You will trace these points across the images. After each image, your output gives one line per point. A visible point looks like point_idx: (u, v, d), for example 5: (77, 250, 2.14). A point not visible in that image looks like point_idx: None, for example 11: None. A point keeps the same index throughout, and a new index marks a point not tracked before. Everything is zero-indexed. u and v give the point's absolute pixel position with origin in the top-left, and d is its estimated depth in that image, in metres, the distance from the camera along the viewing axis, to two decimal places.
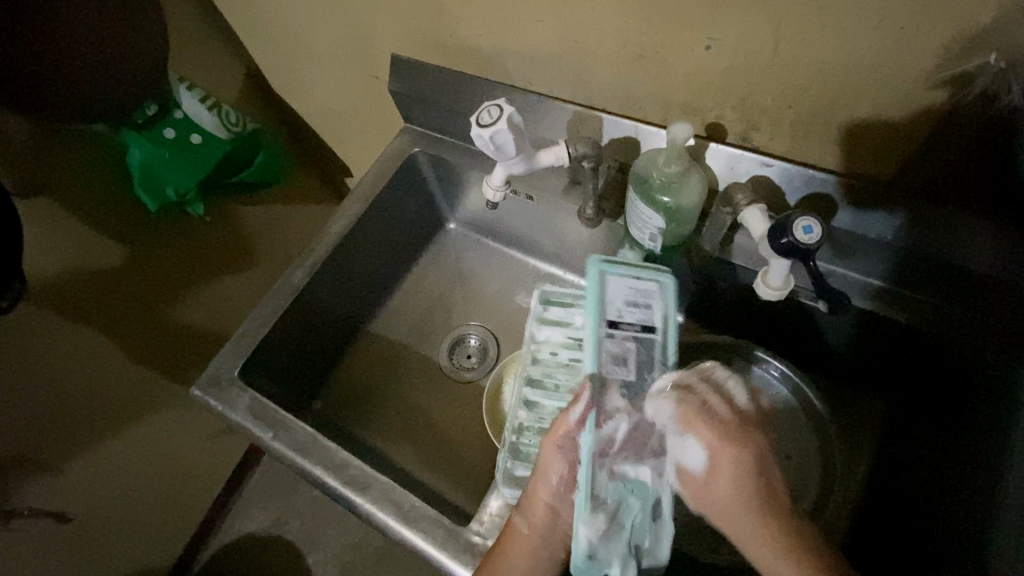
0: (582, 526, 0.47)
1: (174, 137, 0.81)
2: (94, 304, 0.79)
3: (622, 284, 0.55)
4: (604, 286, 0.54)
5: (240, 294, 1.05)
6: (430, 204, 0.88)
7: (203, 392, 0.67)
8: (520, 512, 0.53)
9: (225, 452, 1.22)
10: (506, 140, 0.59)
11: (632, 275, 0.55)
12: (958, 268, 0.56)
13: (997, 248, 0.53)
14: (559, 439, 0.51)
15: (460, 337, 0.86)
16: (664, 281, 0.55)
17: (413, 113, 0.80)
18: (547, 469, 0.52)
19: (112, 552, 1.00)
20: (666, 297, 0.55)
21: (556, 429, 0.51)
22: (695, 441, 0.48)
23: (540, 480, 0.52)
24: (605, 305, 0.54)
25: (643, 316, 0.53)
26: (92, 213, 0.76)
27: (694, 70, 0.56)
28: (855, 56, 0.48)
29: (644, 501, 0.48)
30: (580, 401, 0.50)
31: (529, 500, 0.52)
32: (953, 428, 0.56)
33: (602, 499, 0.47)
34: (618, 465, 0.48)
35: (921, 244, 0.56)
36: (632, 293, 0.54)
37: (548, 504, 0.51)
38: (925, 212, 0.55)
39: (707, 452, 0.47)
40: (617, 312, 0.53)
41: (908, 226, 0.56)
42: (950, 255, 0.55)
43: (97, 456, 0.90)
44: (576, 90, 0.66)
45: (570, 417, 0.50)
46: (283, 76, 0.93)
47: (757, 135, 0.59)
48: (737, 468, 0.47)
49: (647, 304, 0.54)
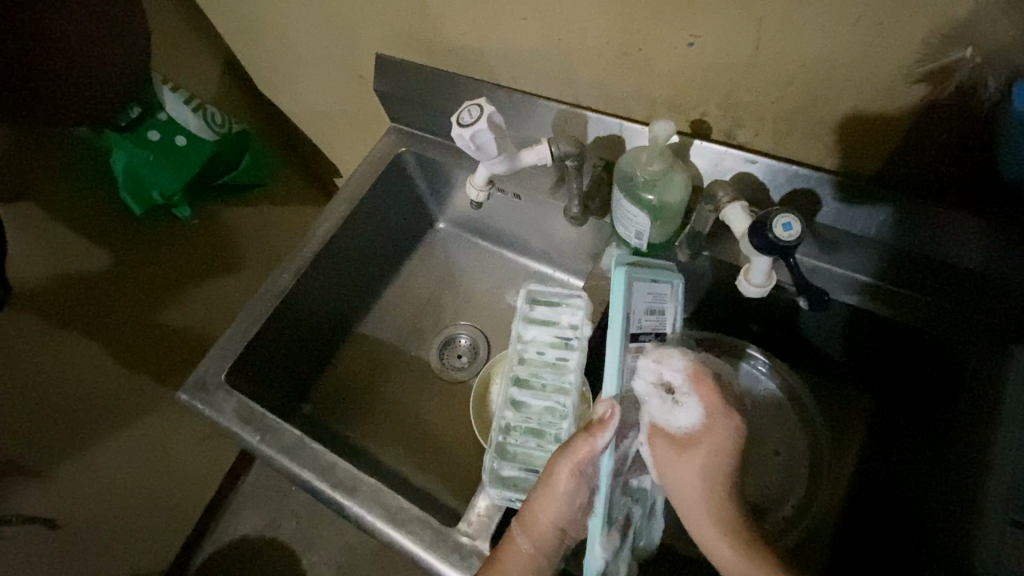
0: (599, 547, 0.44)
1: (159, 140, 0.82)
2: (84, 313, 0.79)
3: (643, 290, 0.51)
4: (631, 292, 0.49)
5: (227, 297, 1.04)
6: (418, 204, 0.87)
7: (190, 396, 0.66)
8: (522, 529, 0.50)
9: (218, 454, 1.22)
10: (487, 140, 0.58)
11: (648, 279, 0.52)
12: (944, 261, 0.56)
13: (985, 238, 0.53)
14: (581, 466, 0.46)
15: (449, 337, 0.86)
16: (673, 283, 0.56)
17: (399, 112, 0.80)
18: (559, 491, 0.47)
19: (105, 556, 1.00)
20: (673, 301, 0.56)
21: (577, 451, 0.46)
22: (699, 401, 0.50)
23: (550, 502, 0.48)
24: (631, 314, 0.48)
25: (656, 323, 0.53)
26: (71, 215, 0.74)
27: (678, 67, 0.56)
28: (836, 52, 0.48)
29: (644, 506, 0.52)
30: (609, 428, 0.45)
31: (535, 519, 0.49)
32: (939, 421, 0.56)
33: (614, 516, 0.47)
34: (628, 479, 0.50)
35: (906, 240, 0.56)
36: (651, 300, 0.52)
37: (553, 522, 0.48)
38: (909, 209, 0.55)
39: (704, 414, 0.49)
40: (638, 322, 0.50)
41: (892, 222, 0.56)
42: (936, 249, 0.56)
43: (88, 460, 0.89)
44: (561, 88, 0.66)
45: (597, 443, 0.45)
46: (268, 76, 0.92)
47: (742, 132, 0.59)
48: (723, 442, 0.49)
49: (660, 309, 0.53)
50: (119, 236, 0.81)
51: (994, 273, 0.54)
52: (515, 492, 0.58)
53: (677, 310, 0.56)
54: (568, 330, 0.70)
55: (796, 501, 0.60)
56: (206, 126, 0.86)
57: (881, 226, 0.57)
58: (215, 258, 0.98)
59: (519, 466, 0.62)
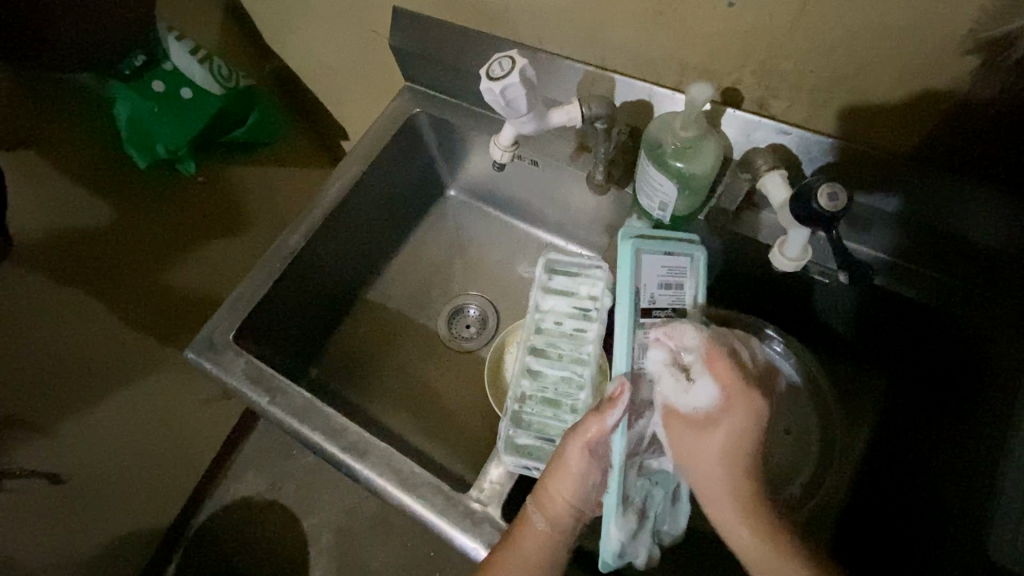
0: (615, 529, 0.45)
1: (163, 91, 0.79)
2: (83, 268, 0.77)
3: (656, 262, 0.51)
4: (640, 265, 0.50)
5: (232, 257, 1.03)
6: (431, 169, 0.85)
7: (197, 354, 0.65)
8: (538, 507, 0.49)
9: (220, 416, 1.22)
10: (517, 95, 0.56)
11: (663, 251, 0.52)
12: (966, 242, 0.55)
13: (1001, 220, 0.53)
14: (592, 445, 0.47)
15: (459, 307, 0.84)
16: (694, 256, 0.53)
17: (414, 71, 0.77)
18: (570, 469, 0.47)
19: (105, 512, 1.00)
20: (695, 276, 0.53)
21: (586, 430, 0.46)
22: (715, 381, 0.47)
23: (564, 481, 0.48)
24: (641, 287, 0.50)
25: (673, 299, 0.51)
26: (68, 163, 0.71)
27: (713, 30, 0.53)
28: (885, 16, 0.45)
29: (666, 489, 0.50)
30: (619, 404, 0.45)
31: (549, 496, 0.48)
32: (960, 405, 0.55)
33: (630, 497, 0.47)
34: (645, 459, 0.49)
35: (934, 218, 0.55)
36: (665, 273, 0.51)
37: (569, 501, 0.48)
38: (931, 189, 0.54)
39: (720, 397, 0.47)
40: (650, 296, 0.50)
41: (920, 202, 0.55)
42: (964, 231, 0.54)
43: (90, 418, 0.88)
44: (587, 49, 0.63)
45: (607, 422, 0.46)
46: (276, 29, 0.88)
47: (775, 102, 0.57)
48: (745, 419, 0.47)
49: (678, 283, 0.52)
50: (120, 188, 0.78)
51: (1010, 253, 0.53)
52: (531, 460, 0.58)
53: (699, 284, 0.53)
54: (587, 301, 0.69)
55: (806, 480, 0.60)
56: (212, 77, 0.83)
57: (889, 212, 0.57)
58: (220, 218, 0.96)
59: (535, 435, 0.61)
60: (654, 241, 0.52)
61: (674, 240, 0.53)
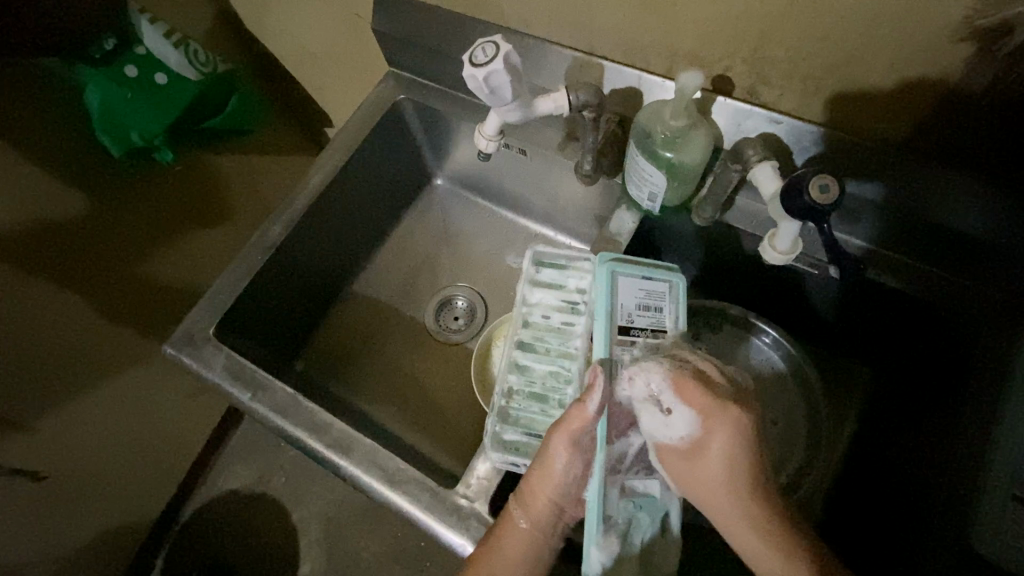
0: (595, 550, 0.45)
1: (137, 76, 0.75)
2: (57, 258, 0.74)
3: (634, 285, 0.52)
4: (616, 287, 0.52)
5: (211, 248, 1.01)
6: (417, 157, 0.83)
7: (176, 349, 0.64)
8: (520, 504, 0.48)
9: (204, 408, 1.20)
10: (502, 82, 0.54)
11: (643, 275, 0.53)
12: (948, 229, 0.55)
13: (985, 207, 0.52)
14: (575, 437, 0.46)
15: (447, 299, 0.83)
16: (672, 282, 0.54)
17: (398, 55, 0.74)
18: (554, 467, 0.47)
19: (87, 509, 0.98)
20: (675, 300, 0.53)
21: (571, 421, 0.46)
22: (690, 405, 0.45)
23: (548, 479, 0.47)
24: (617, 307, 0.51)
25: (652, 320, 0.52)
26: (31, 146, 0.67)
27: (703, 15, 0.51)
28: (879, 2, 0.44)
29: (654, 514, 0.48)
30: (597, 389, 0.46)
31: (532, 496, 0.48)
32: (945, 394, 0.55)
33: (612, 518, 0.46)
34: (628, 481, 0.48)
35: (913, 206, 0.54)
36: (643, 296, 0.52)
37: (553, 500, 0.47)
38: (906, 185, 0.54)
39: (699, 421, 0.45)
40: (628, 316, 0.51)
41: (891, 199, 0.55)
42: (941, 220, 0.54)
43: (69, 414, 0.86)
44: (575, 35, 0.61)
45: (588, 409, 0.46)
46: (254, 11, 0.85)
47: (766, 90, 0.56)
48: (728, 438, 0.45)
49: (657, 307, 0.52)
50: (93, 176, 0.75)
51: (993, 239, 0.53)
52: (519, 457, 0.57)
53: (679, 309, 0.54)
54: (575, 294, 0.68)
55: (795, 470, 0.60)
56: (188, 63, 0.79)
57: (875, 203, 0.57)
58: (198, 207, 0.94)
59: (522, 431, 0.60)
60: (634, 265, 0.53)
61: (654, 267, 0.55)
